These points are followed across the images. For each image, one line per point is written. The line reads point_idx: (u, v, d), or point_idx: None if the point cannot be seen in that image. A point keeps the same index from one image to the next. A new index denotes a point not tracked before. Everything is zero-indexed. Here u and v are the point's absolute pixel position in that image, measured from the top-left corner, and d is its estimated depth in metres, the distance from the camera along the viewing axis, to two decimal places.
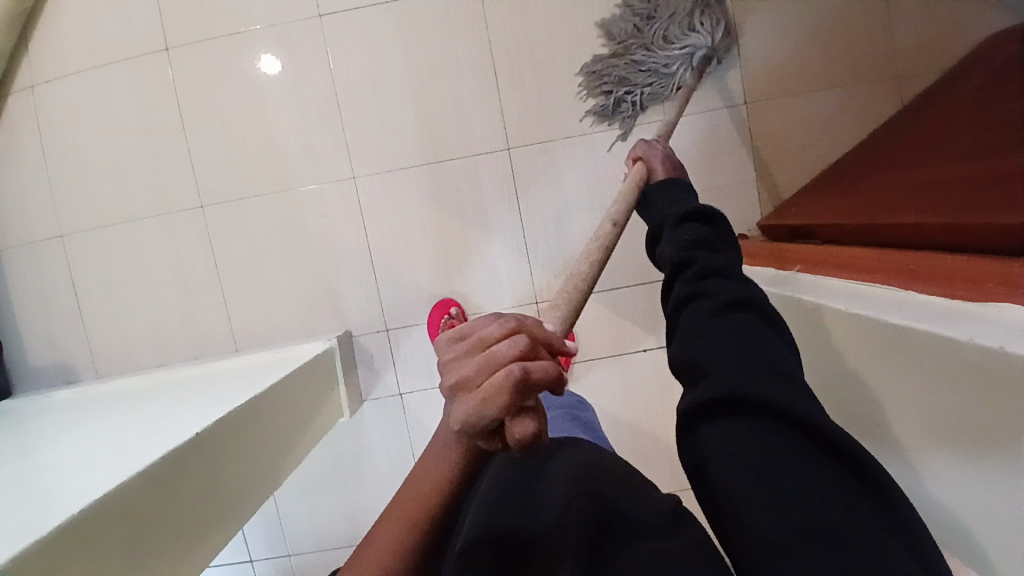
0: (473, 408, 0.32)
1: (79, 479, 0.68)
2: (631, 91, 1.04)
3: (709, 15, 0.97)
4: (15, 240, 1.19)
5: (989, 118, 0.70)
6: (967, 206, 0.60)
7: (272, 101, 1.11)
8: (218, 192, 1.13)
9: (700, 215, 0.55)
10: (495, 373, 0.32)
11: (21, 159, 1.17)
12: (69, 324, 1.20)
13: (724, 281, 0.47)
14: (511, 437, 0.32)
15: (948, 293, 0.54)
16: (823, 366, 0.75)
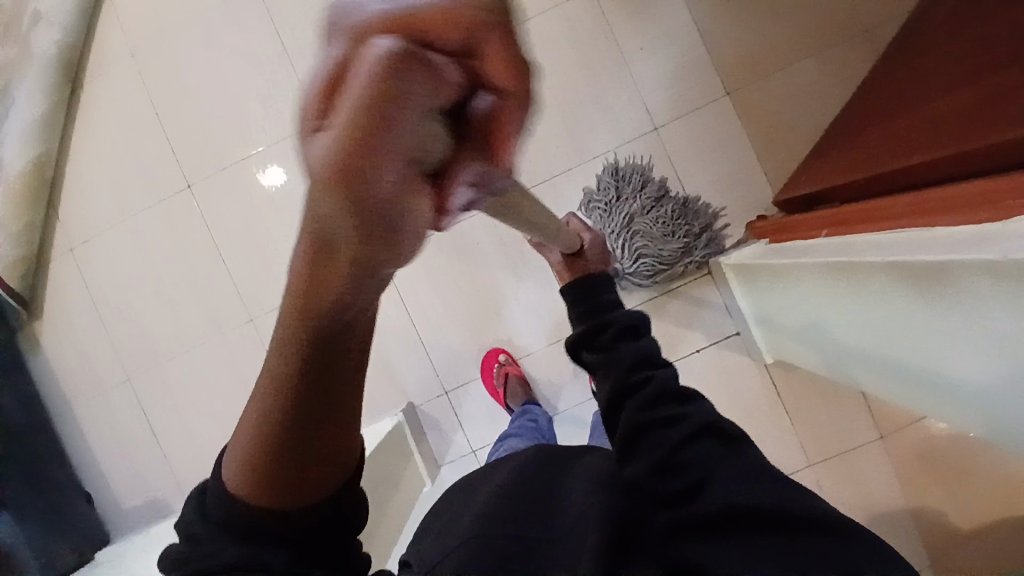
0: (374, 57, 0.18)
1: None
2: (599, 209, 1.09)
3: (658, 274, 1.09)
4: (84, 393, 1.26)
5: (966, 44, 0.73)
6: (972, 132, 0.62)
7: (290, 207, 1.18)
8: (260, 302, 1.20)
9: (635, 332, 0.59)
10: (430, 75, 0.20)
11: (76, 317, 1.25)
12: (150, 460, 1.25)
13: (677, 405, 0.51)
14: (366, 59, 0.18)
15: (976, 218, 0.55)
16: (856, 351, 0.81)
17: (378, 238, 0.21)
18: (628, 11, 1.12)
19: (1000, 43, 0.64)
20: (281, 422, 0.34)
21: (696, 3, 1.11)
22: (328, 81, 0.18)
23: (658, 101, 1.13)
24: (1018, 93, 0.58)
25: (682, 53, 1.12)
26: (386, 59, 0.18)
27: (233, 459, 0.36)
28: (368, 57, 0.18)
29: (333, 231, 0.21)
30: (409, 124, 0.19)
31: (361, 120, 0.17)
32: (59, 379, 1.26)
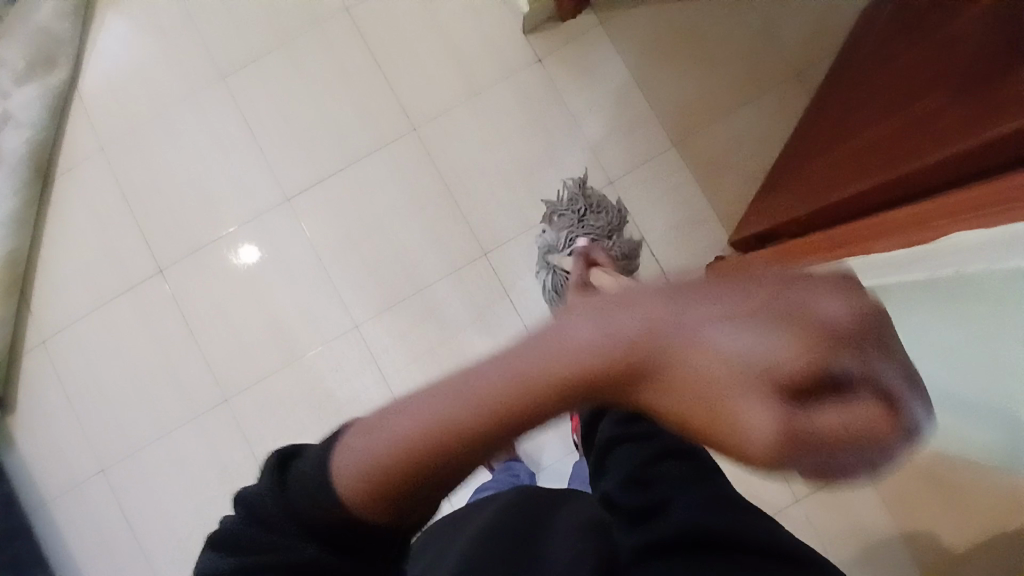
0: (852, 362, 0.24)
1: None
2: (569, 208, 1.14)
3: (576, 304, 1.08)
4: (56, 491, 1.22)
5: (890, 81, 0.80)
6: (907, 156, 0.68)
7: (263, 283, 1.20)
8: (236, 381, 1.19)
9: None
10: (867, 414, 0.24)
11: (49, 411, 1.23)
12: (124, 556, 1.20)
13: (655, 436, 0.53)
14: (887, 409, 0.25)
15: (924, 231, 0.59)
16: None
17: (698, 440, 0.27)
18: (575, 78, 1.20)
19: (921, 77, 0.72)
20: (419, 470, 0.30)
21: (638, 66, 1.19)
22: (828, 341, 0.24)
23: (610, 157, 1.18)
24: (946, 116, 0.64)
25: (630, 110, 1.19)
26: (881, 423, 0.25)
27: (345, 441, 0.33)
28: (858, 365, 0.24)
29: (693, 391, 0.26)
30: (823, 418, 0.24)
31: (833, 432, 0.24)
32: (29, 476, 1.23)
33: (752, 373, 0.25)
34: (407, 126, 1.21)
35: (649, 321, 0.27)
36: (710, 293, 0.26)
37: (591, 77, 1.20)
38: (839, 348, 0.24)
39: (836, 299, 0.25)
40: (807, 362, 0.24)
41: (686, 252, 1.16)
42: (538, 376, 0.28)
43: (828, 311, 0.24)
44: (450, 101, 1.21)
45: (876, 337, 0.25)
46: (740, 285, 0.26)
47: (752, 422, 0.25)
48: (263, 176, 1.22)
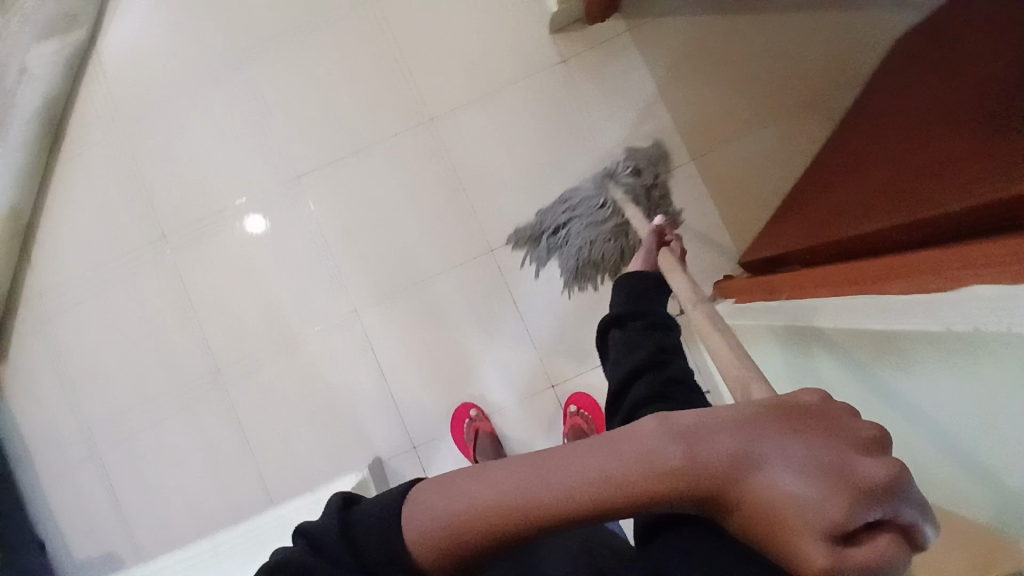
0: (877, 492, 0.31)
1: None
2: (646, 167, 1.15)
3: (566, 217, 1.15)
4: (39, 446, 1.22)
5: (922, 124, 0.79)
6: (925, 203, 0.67)
7: (264, 259, 1.19)
8: (230, 355, 1.19)
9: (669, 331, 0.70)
10: (882, 548, 0.31)
11: (38, 365, 1.22)
12: (102, 517, 1.20)
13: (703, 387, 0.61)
14: (902, 541, 0.31)
15: (922, 284, 0.58)
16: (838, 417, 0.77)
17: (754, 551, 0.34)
18: (597, 84, 1.18)
19: (955, 127, 0.71)
20: (507, 536, 0.38)
21: (663, 77, 1.18)
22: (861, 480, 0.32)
23: (639, 157, 1.16)
24: (971, 167, 0.63)
25: (651, 121, 1.17)
26: (901, 557, 0.31)
27: (427, 490, 0.41)
28: (894, 501, 0.31)
29: (753, 507, 0.34)
30: (851, 547, 0.31)
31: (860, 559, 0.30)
32: (15, 428, 1.22)
33: (792, 503, 0.33)
34: (424, 115, 1.19)
35: (724, 452, 0.36)
36: (770, 435, 0.36)
37: (614, 85, 1.18)
38: (870, 493, 0.31)
39: (864, 454, 0.33)
40: (838, 506, 0.31)
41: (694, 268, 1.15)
42: (632, 479, 0.37)
43: (857, 462, 0.32)
44: (470, 94, 1.19)
45: (909, 490, 0.31)
46: (794, 428, 0.35)
47: (793, 543, 0.32)
48: (275, 151, 1.20)
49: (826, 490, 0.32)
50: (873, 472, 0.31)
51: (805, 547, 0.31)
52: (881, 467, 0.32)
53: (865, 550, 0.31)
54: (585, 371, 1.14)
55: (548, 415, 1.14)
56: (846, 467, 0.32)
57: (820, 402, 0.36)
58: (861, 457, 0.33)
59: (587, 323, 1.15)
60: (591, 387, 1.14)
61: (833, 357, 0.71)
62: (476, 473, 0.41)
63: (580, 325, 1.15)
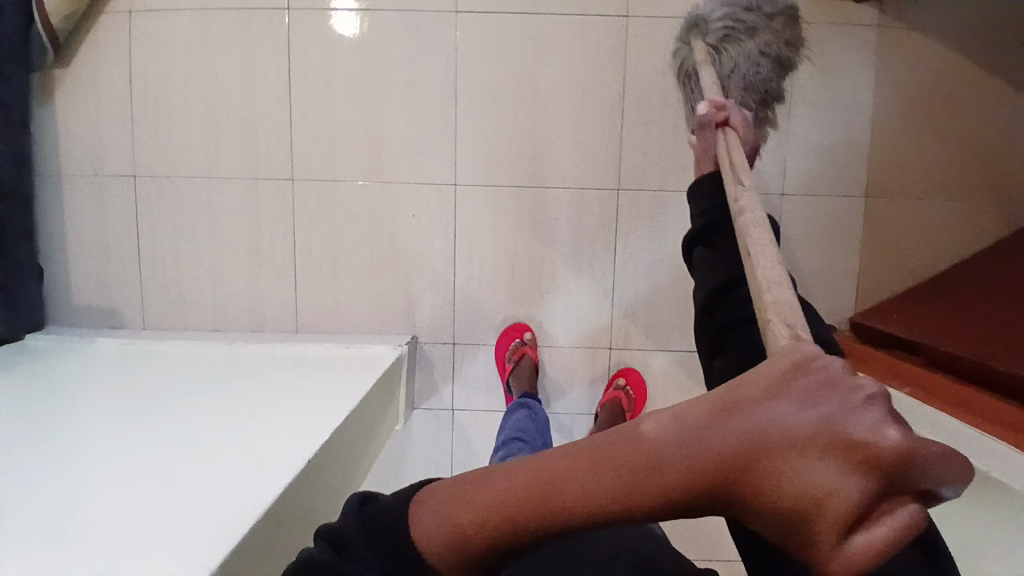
0: (891, 461, 0.30)
1: (169, 503, 0.60)
2: None
3: None
4: (80, 171, 1.12)
5: None
6: None
7: (384, 87, 1.06)
8: (311, 171, 1.09)
9: None
10: (903, 517, 0.29)
11: (104, 85, 1.09)
12: (123, 269, 1.14)
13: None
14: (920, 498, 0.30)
15: None
16: None
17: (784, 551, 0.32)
18: (819, 74, 1.02)
19: None
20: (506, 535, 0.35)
21: (886, 95, 1.03)
22: (872, 449, 0.30)
23: (804, 162, 1.04)
24: None
25: (844, 131, 1.04)
26: (920, 520, 0.30)
27: (430, 500, 0.37)
28: (908, 464, 0.29)
29: (776, 510, 0.32)
30: (882, 523, 0.29)
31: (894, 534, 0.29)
32: (59, 140, 1.11)
33: (809, 493, 0.31)
34: (621, 11, 1.02)
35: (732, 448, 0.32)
36: (775, 418, 0.32)
37: (834, 84, 1.03)
38: (882, 466, 0.30)
39: (865, 427, 0.31)
40: (850, 484, 0.30)
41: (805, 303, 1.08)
42: (639, 472, 0.33)
43: (863, 434, 0.30)
44: (680, 11, 1.02)
45: (920, 455, 0.30)
46: (790, 403, 0.32)
47: (816, 533, 0.30)
48: None
49: (845, 475, 0.30)
50: (882, 441, 0.30)
51: (838, 544, 0.30)
52: (885, 435, 0.30)
53: (894, 518, 0.30)
54: (649, 348, 1.10)
55: (594, 372, 1.11)
56: (852, 442, 0.30)
57: (808, 366, 0.34)
58: (862, 428, 0.31)
59: (675, 304, 1.09)
60: (647, 365, 1.10)
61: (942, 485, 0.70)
62: (470, 477, 0.37)
63: (667, 303, 1.09)
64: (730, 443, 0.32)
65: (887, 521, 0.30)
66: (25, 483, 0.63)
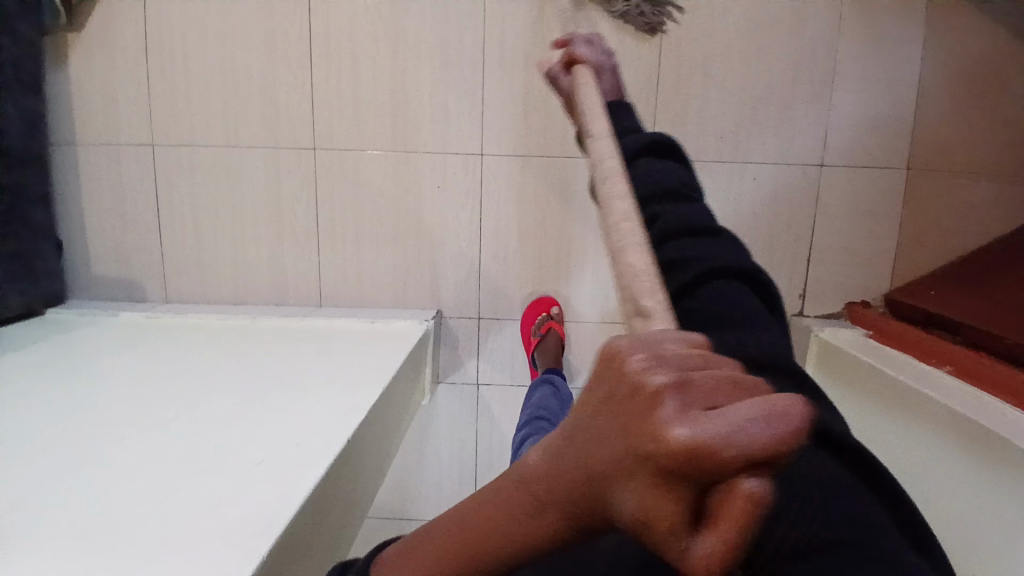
0: (675, 457, 0.20)
1: (206, 481, 0.60)
2: None
3: None
4: (95, 138, 1.09)
5: None
6: None
7: (409, 52, 1.02)
8: (333, 140, 1.06)
9: (653, 151, 0.62)
10: (727, 513, 0.19)
11: (117, 48, 1.05)
12: (143, 240, 1.12)
13: (690, 235, 0.52)
14: (761, 462, 0.19)
15: None
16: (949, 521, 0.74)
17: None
18: (866, 43, 0.97)
19: None
20: None
21: (935, 63, 0.98)
22: (652, 442, 0.20)
23: (844, 134, 1.01)
24: None
25: (889, 101, 1.00)
26: (751, 504, 0.19)
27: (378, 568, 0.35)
28: (687, 453, 0.19)
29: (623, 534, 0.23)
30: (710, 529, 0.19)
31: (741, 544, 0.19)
32: (71, 105, 1.08)
33: (635, 516, 0.22)
34: None
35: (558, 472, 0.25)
36: (585, 430, 0.24)
37: (882, 55, 0.98)
38: (667, 464, 0.20)
39: (652, 413, 0.21)
40: (657, 495, 0.21)
41: (838, 279, 1.05)
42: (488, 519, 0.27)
43: (645, 427, 0.21)
44: None
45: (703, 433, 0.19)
46: (594, 411, 0.24)
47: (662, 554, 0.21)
48: None
49: (648, 485, 0.21)
50: (655, 434, 0.20)
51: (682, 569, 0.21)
52: (677, 422, 0.20)
53: (717, 514, 0.19)
54: None
55: None
56: (640, 441, 0.21)
57: (608, 363, 0.24)
58: (646, 419, 0.21)
59: None
60: None
61: (985, 473, 0.69)
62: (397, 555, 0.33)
63: None
64: (552, 474, 0.25)
65: (714, 526, 0.19)
66: (61, 458, 0.63)
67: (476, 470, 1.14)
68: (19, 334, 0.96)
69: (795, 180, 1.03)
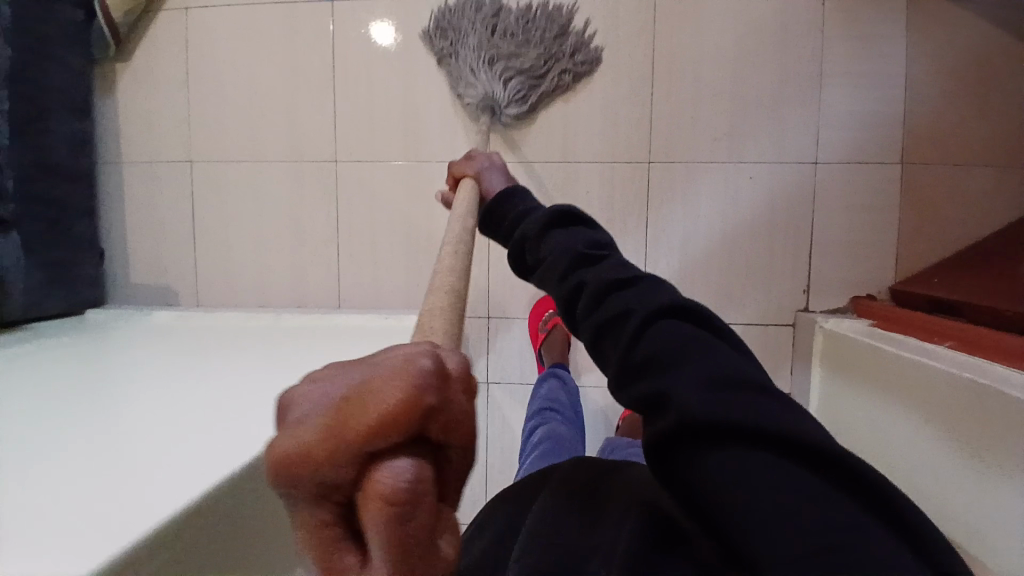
0: (303, 459, 0.21)
1: (140, 472, 0.50)
2: (448, 58, 1.06)
3: (511, 81, 1.02)
4: (138, 157, 1.20)
5: None
6: None
7: (420, 70, 1.11)
8: (351, 152, 1.14)
9: (562, 221, 0.63)
10: (371, 499, 0.20)
11: (161, 76, 1.17)
12: (177, 250, 1.21)
13: (618, 291, 0.51)
14: (392, 444, 0.21)
15: None
16: (963, 489, 0.73)
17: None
18: (847, 45, 1.03)
19: None
20: None
21: (919, 61, 1.02)
22: (294, 455, 0.21)
23: (834, 131, 1.04)
24: None
25: (876, 99, 1.03)
26: (389, 486, 0.20)
27: None
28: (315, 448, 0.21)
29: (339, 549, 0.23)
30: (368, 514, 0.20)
31: (391, 540, 0.20)
32: (119, 128, 1.20)
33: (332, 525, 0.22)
34: None
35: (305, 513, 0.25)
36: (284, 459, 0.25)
37: (868, 54, 1.03)
38: (304, 469, 0.21)
39: (297, 426, 0.22)
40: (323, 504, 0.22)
41: (840, 273, 1.07)
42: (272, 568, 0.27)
43: (286, 441, 0.22)
44: None
45: (338, 435, 0.21)
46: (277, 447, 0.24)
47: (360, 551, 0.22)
48: None
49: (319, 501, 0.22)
50: (290, 445, 0.21)
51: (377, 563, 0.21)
52: (298, 434, 0.22)
53: (366, 502, 0.20)
54: None
55: None
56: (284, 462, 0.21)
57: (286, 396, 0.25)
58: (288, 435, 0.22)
59: (710, 279, 1.09)
60: None
61: (994, 432, 0.68)
62: None
63: (702, 277, 1.09)
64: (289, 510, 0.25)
65: (367, 507, 0.20)
66: (86, 402, 0.68)
67: (487, 471, 1.16)
68: (60, 329, 1.04)
69: (788, 177, 1.06)
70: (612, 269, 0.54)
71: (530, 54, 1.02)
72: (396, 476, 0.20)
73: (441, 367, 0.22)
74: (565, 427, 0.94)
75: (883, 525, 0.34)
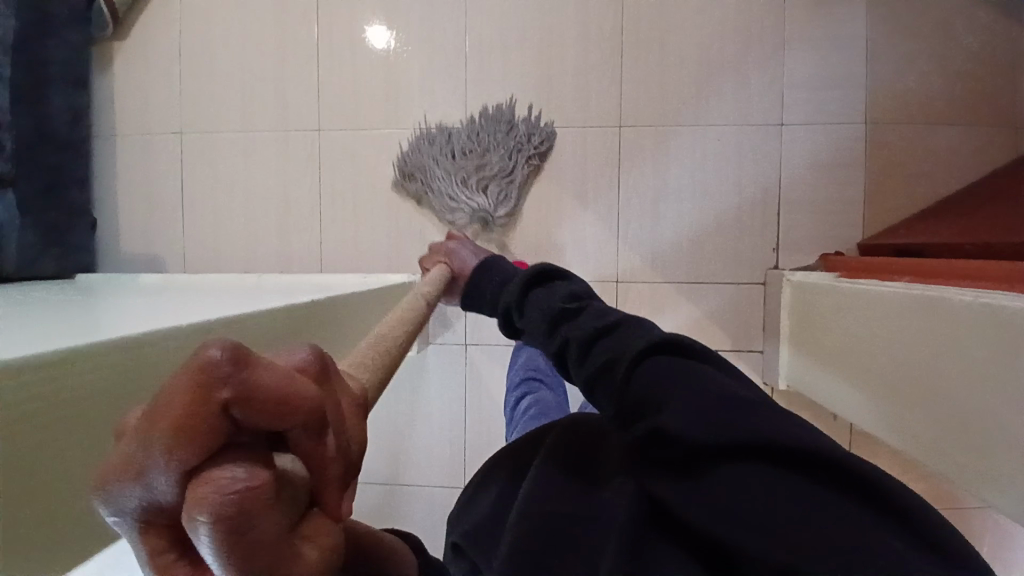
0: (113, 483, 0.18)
1: None
2: (423, 192, 1.14)
3: (486, 184, 1.10)
4: (132, 130, 1.25)
5: None
6: None
7: (402, 43, 1.16)
8: (335, 122, 1.19)
9: (543, 280, 0.61)
10: (197, 514, 0.18)
11: (156, 52, 1.23)
12: (166, 219, 1.25)
13: (603, 340, 0.50)
14: (208, 444, 0.18)
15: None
16: (906, 399, 0.74)
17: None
18: (808, 12, 1.07)
19: None
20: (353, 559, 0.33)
21: (879, 25, 1.06)
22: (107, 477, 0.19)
23: (799, 94, 1.08)
24: None
25: (839, 62, 1.07)
26: (212, 495, 0.18)
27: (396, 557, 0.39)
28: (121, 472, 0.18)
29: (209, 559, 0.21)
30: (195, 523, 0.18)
31: (229, 545, 0.18)
32: (114, 103, 1.25)
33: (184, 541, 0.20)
34: None
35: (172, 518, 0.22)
36: None
37: (829, 21, 1.06)
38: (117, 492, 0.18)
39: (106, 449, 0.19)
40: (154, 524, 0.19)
41: (810, 231, 1.09)
42: None
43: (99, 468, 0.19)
44: None
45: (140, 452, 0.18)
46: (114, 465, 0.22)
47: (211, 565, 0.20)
48: None
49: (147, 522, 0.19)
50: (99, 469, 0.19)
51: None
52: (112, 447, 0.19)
53: (192, 512, 0.18)
54: (655, 282, 1.12)
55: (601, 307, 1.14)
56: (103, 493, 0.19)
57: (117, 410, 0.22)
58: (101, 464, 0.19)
59: (682, 240, 1.12)
60: (653, 297, 1.13)
61: (930, 335, 0.68)
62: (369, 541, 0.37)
63: (674, 238, 1.12)
64: None
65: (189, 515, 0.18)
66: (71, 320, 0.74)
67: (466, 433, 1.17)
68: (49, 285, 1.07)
69: (756, 139, 1.09)
70: (593, 319, 0.53)
71: (494, 155, 1.10)
72: (219, 482, 0.18)
73: (242, 351, 0.18)
74: (554, 396, 0.95)
75: (885, 521, 0.35)
